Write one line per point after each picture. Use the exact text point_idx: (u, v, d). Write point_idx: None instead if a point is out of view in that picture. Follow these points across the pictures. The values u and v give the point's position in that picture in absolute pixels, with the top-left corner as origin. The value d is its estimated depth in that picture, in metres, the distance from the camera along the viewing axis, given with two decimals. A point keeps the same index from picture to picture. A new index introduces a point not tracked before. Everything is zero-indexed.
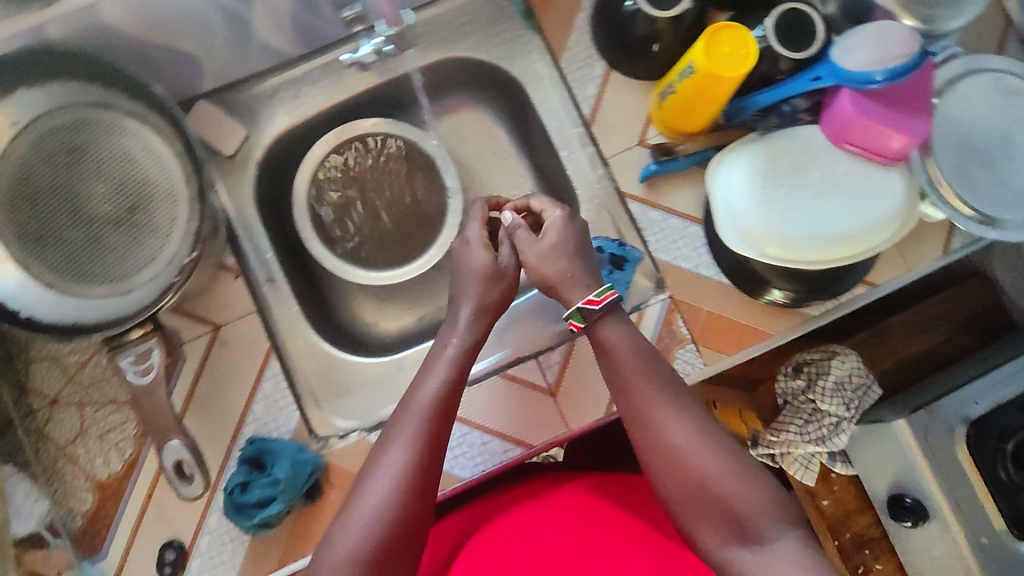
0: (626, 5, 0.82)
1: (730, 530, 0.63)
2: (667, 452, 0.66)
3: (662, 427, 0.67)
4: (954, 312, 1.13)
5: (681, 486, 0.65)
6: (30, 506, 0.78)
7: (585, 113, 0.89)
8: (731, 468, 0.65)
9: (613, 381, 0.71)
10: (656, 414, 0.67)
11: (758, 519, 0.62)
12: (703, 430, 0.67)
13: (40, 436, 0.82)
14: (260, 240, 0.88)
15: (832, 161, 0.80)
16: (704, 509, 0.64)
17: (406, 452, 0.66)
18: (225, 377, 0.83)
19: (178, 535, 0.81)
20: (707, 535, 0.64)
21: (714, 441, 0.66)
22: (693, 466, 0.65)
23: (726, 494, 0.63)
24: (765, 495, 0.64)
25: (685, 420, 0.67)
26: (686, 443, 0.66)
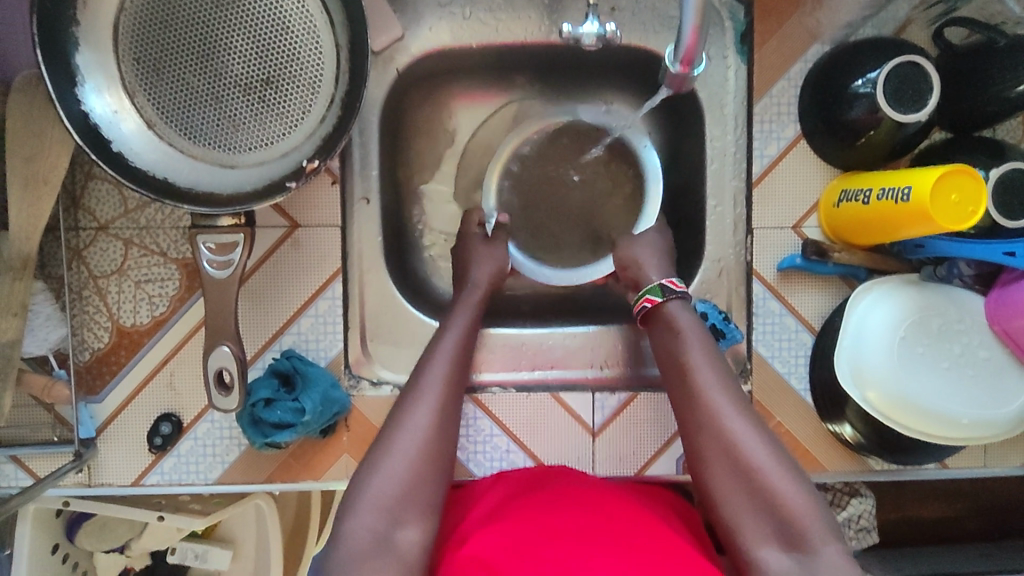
0: (858, 85, 0.73)
1: (772, 529, 0.58)
2: (714, 436, 0.63)
3: (719, 413, 0.63)
4: (977, 497, 1.11)
5: (726, 474, 0.61)
6: (47, 331, 0.72)
7: (754, 170, 0.82)
8: (782, 464, 0.60)
9: (671, 364, 0.69)
10: (711, 400, 0.64)
11: (807, 524, 0.57)
12: (761, 427, 0.63)
13: (76, 256, 0.76)
14: (371, 152, 0.80)
15: (980, 342, 0.74)
16: (749, 500, 0.59)
17: (439, 379, 0.68)
18: (284, 278, 0.77)
19: (179, 411, 0.77)
20: (747, 529, 0.59)
21: (768, 435, 0.62)
22: (744, 453, 0.61)
23: (773, 488, 0.59)
24: (816, 502, 0.59)
25: (738, 411, 0.63)
26: (741, 435, 0.62)
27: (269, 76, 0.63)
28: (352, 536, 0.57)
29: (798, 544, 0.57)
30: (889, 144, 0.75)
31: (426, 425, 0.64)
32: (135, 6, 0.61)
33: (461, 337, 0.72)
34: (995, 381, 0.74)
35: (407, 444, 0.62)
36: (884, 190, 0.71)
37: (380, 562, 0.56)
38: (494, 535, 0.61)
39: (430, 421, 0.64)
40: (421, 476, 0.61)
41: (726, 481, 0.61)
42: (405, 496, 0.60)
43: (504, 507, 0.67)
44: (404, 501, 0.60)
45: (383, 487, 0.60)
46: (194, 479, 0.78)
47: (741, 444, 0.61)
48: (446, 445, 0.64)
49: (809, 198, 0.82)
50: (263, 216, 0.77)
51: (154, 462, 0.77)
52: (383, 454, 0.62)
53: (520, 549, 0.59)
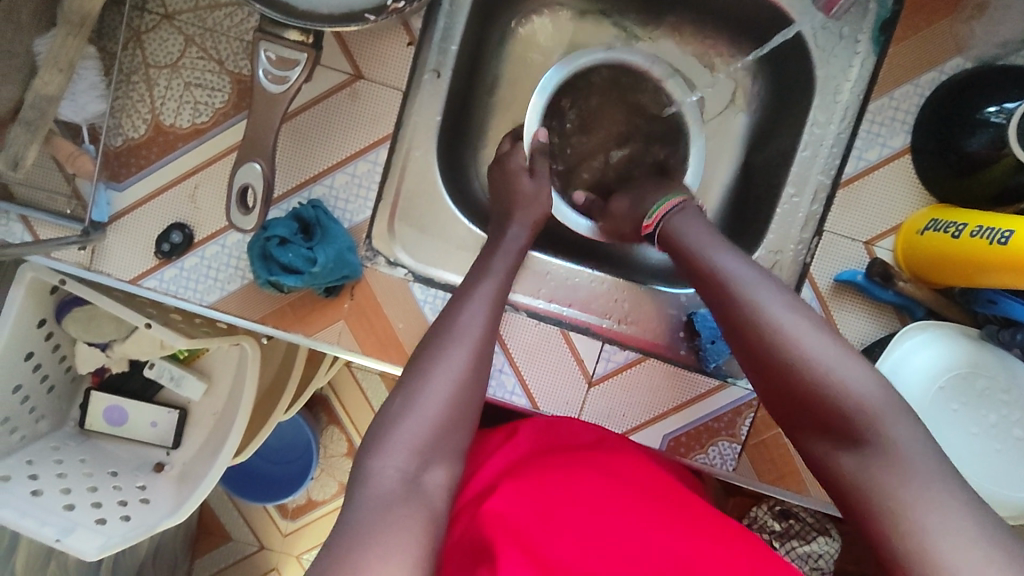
0: (992, 109, 0.66)
1: (826, 424, 0.53)
2: (742, 327, 0.58)
3: (752, 294, 0.58)
4: None
5: (768, 369, 0.56)
6: (86, 100, 0.71)
7: (846, 171, 0.76)
8: (830, 352, 0.54)
9: (695, 264, 0.63)
10: (745, 295, 0.58)
11: (866, 410, 0.51)
12: (800, 311, 0.57)
13: (134, 38, 0.73)
14: (457, 27, 0.76)
15: (1017, 420, 0.69)
16: (796, 399, 0.55)
17: (485, 305, 0.63)
18: (333, 127, 0.74)
19: (192, 225, 0.75)
20: (809, 431, 0.55)
21: (812, 321, 0.57)
22: (784, 349, 0.55)
23: (818, 381, 0.53)
24: (879, 385, 0.53)
25: (776, 302, 0.58)
26: (781, 327, 0.56)
27: None
28: (382, 476, 0.53)
29: (865, 436, 0.51)
30: (1002, 185, 0.68)
31: (460, 370, 0.58)
32: None
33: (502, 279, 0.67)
34: (1020, 463, 0.69)
35: (453, 365, 0.58)
36: (979, 228, 0.64)
37: (405, 506, 0.51)
38: (512, 503, 0.57)
39: (477, 341, 0.60)
40: (449, 424, 0.56)
41: (772, 377, 0.56)
42: (440, 443, 0.55)
43: (520, 472, 0.62)
44: (436, 447, 0.55)
45: (415, 429, 0.55)
46: (189, 296, 0.76)
47: (777, 334, 0.56)
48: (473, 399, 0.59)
49: (892, 218, 0.75)
50: (329, 56, 0.72)
51: (156, 267, 0.76)
52: (416, 389, 0.57)
53: (541, 521, 0.56)
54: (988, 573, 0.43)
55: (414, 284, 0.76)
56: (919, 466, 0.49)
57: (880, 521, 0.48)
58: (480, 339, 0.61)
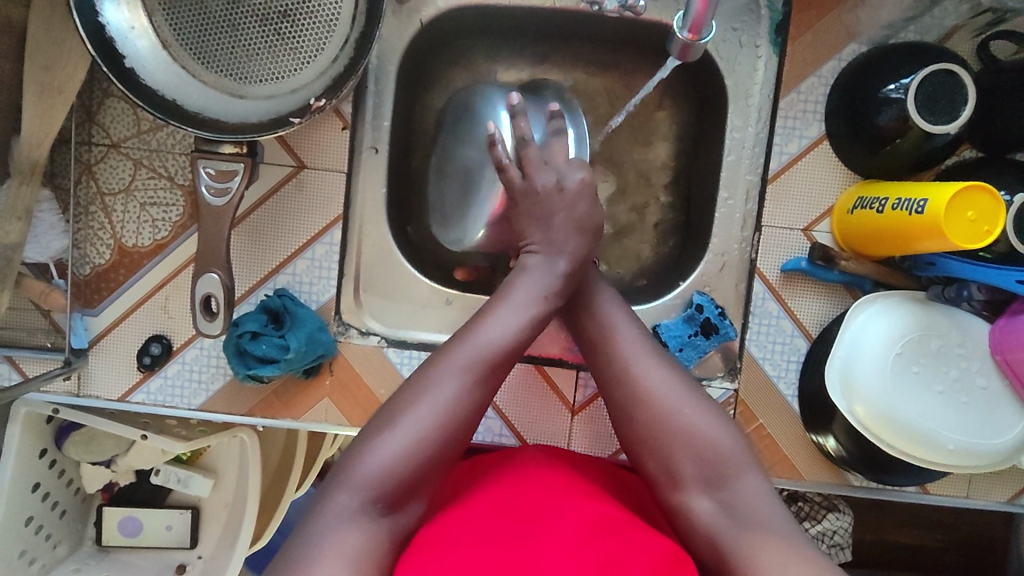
0: (889, 88, 0.70)
1: (695, 472, 0.57)
2: (631, 390, 0.61)
3: (630, 358, 0.63)
4: (957, 528, 1.09)
5: (644, 428, 0.60)
6: (48, 240, 0.75)
7: (771, 166, 0.80)
8: (701, 409, 0.60)
9: (587, 329, 0.67)
10: (631, 356, 0.63)
11: (730, 461, 0.57)
12: (673, 371, 0.62)
13: (86, 172, 0.77)
14: (385, 104, 0.79)
15: (978, 370, 0.72)
16: (669, 453, 0.59)
17: (464, 372, 0.59)
18: (285, 218, 0.77)
19: (169, 335, 0.78)
20: (673, 482, 0.58)
21: (684, 382, 0.62)
22: (663, 406, 0.60)
23: (691, 435, 0.58)
24: (735, 438, 0.59)
25: (655, 361, 0.63)
26: (658, 385, 0.61)
27: (287, 8, 0.63)
28: (338, 507, 0.53)
29: (725, 487, 0.56)
30: (914, 156, 0.72)
31: (446, 402, 0.57)
32: None
33: (502, 338, 0.61)
34: (988, 410, 0.72)
35: (422, 415, 0.57)
36: (899, 200, 0.68)
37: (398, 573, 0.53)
38: (456, 525, 0.57)
39: (449, 406, 0.57)
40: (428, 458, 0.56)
41: (648, 439, 0.60)
42: (397, 486, 0.55)
43: (479, 492, 0.61)
44: (394, 486, 0.55)
45: (373, 464, 0.55)
46: (178, 402, 0.79)
47: (659, 399, 0.60)
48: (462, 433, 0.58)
49: (823, 202, 0.79)
50: (270, 154, 0.77)
51: (141, 380, 0.79)
52: (396, 418, 0.57)
53: (488, 534, 0.55)
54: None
55: (388, 350, 0.79)
56: (773, 515, 0.54)
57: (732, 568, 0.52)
58: (476, 364, 0.59)
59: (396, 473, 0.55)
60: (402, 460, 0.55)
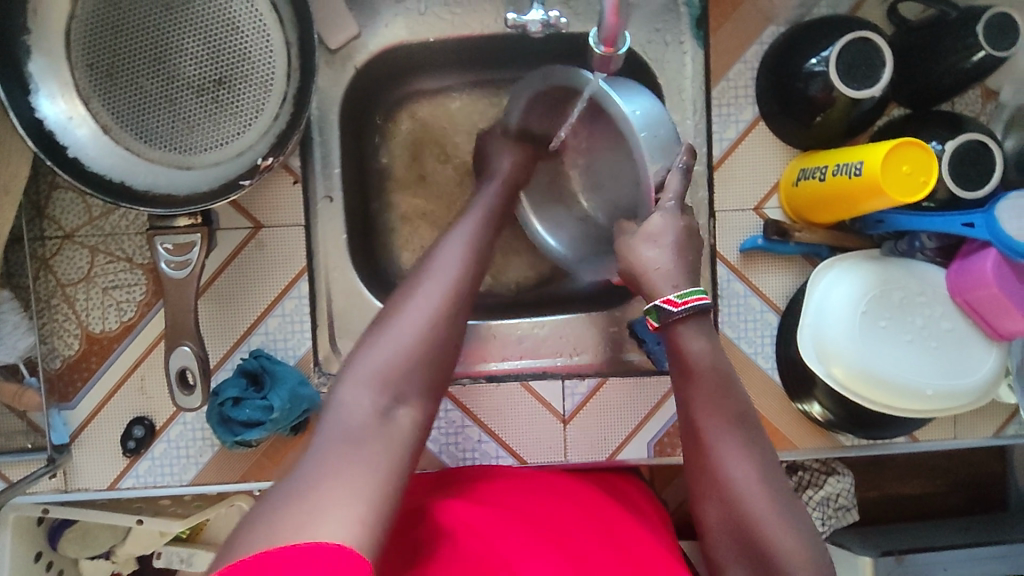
0: (812, 63, 0.72)
1: (754, 565, 0.54)
2: (714, 479, 0.58)
3: (716, 450, 0.58)
4: (954, 471, 1.12)
5: (723, 520, 0.56)
6: (15, 339, 0.73)
7: (714, 154, 0.82)
8: (781, 510, 0.55)
9: (678, 394, 0.62)
10: (716, 444, 0.58)
11: (794, 567, 0.52)
12: (761, 467, 0.57)
13: (43, 266, 0.76)
14: (333, 152, 0.80)
15: (940, 314, 0.75)
16: (741, 549, 0.55)
17: (390, 358, 0.54)
18: (250, 279, 0.78)
19: (151, 415, 0.78)
20: (736, 573, 0.55)
21: (772, 481, 0.57)
22: (743, 502, 0.55)
23: (765, 537, 0.54)
24: (811, 545, 0.53)
25: (745, 456, 0.58)
26: (741, 480, 0.56)
27: (222, 76, 0.64)
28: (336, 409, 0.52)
29: None
30: (846, 122, 0.75)
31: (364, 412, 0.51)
32: (86, 14, 0.62)
33: (426, 317, 0.57)
34: (957, 351, 0.75)
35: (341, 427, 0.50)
36: (838, 165, 0.71)
37: None
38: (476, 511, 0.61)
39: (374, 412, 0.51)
40: (413, 373, 0.54)
41: (723, 531, 0.56)
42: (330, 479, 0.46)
43: (486, 487, 0.67)
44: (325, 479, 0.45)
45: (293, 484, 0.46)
46: (169, 481, 0.78)
47: (737, 482, 0.56)
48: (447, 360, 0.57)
49: (770, 180, 0.82)
50: (226, 219, 0.77)
51: (128, 465, 0.78)
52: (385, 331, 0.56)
53: (499, 527, 0.59)
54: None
55: None
56: None
57: None
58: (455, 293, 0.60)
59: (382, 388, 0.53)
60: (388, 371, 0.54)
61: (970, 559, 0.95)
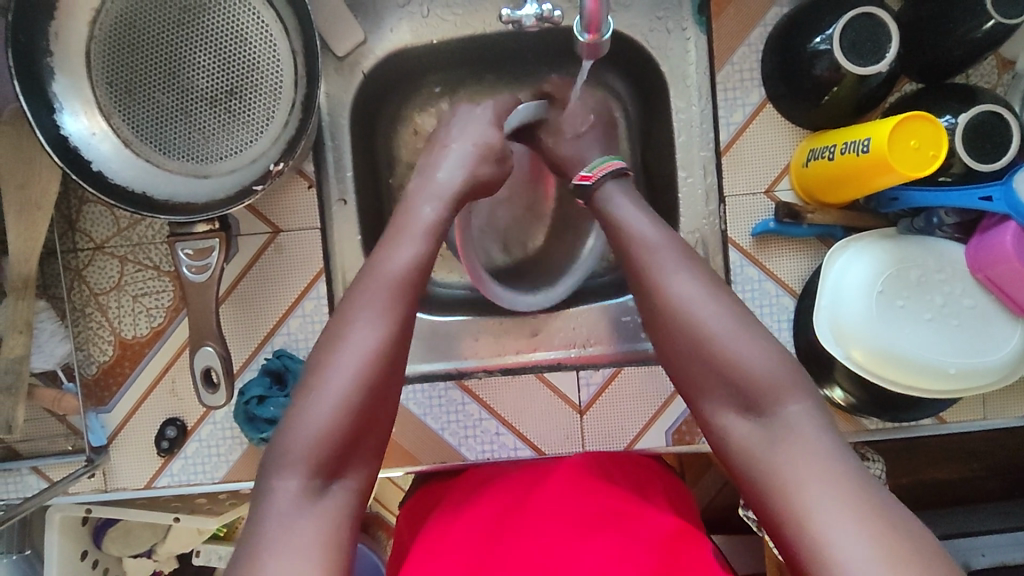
0: (816, 41, 0.72)
1: (735, 392, 0.56)
2: (665, 311, 0.60)
3: (662, 277, 0.61)
4: (993, 453, 1.08)
5: (684, 351, 0.59)
6: (53, 346, 0.77)
7: (721, 139, 0.82)
8: (735, 325, 0.58)
9: (623, 253, 0.65)
10: (657, 272, 0.61)
11: (760, 377, 0.55)
12: (711, 288, 0.60)
13: (77, 277, 0.80)
14: (345, 155, 0.82)
15: (961, 291, 0.73)
16: (706, 372, 0.57)
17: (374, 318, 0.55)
18: (271, 282, 0.80)
19: (182, 415, 0.81)
20: (710, 396, 0.57)
21: (726, 302, 0.59)
22: (698, 326, 0.58)
23: (726, 354, 0.56)
24: (773, 352, 0.56)
25: (689, 279, 0.60)
26: (693, 305, 0.59)
27: (232, 86, 0.67)
28: (280, 493, 0.51)
29: (764, 404, 0.55)
30: (855, 98, 0.73)
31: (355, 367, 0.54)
32: (103, 33, 0.66)
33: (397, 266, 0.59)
34: (981, 329, 0.73)
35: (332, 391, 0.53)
36: (846, 144, 0.70)
37: None
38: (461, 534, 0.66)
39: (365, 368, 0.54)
40: (356, 424, 0.53)
41: (687, 359, 0.58)
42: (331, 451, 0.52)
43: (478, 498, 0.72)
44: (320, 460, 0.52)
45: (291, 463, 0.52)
46: (202, 478, 0.81)
47: (698, 318, 0.58)
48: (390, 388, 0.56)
49: (780, 162, 0.81)
50: (246, 225, 0.80)
51: (163, 465, 0.81)
52: (313, 384, 0.54)
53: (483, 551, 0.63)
54: (858, 538, 0.46)
55: None
56: (814, 436, 0.52)
57: (768, 494, 0.52)
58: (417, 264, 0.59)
59: (324, 445, 0.52)
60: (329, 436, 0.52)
61: (1009, 543, 0.92)
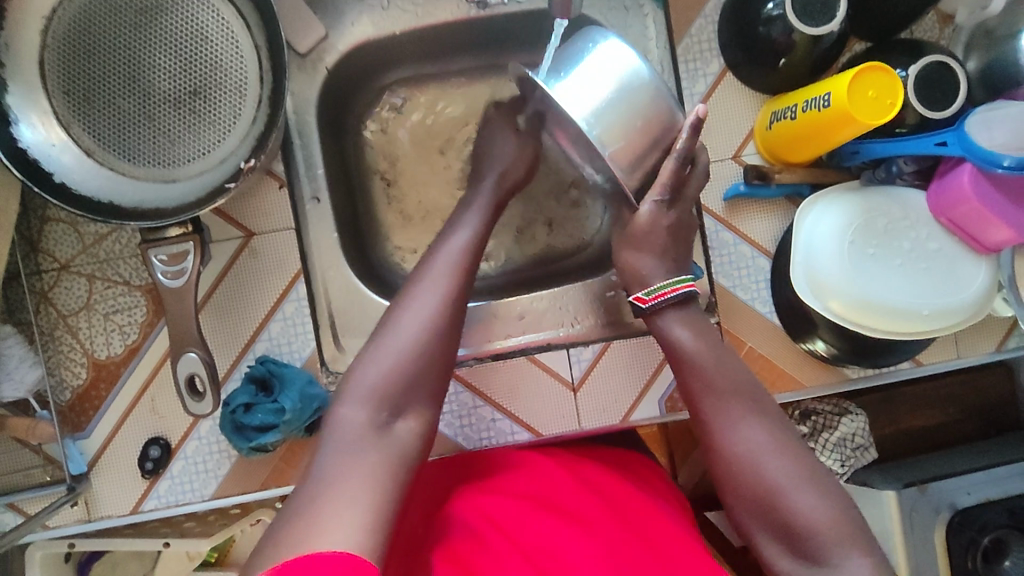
0: (769, 7, 0.74)
1: (795, 544, 0.55)
2: (734, 452, 0.59)
3: (728, 423, 0.60)
4: (966, 396, 1.13)
5: (746, 493, 0.58)
6: (22, 373, 0.74)
7: (686, 109, 0.84)
8: (800, 473, 0.57)
9: (679, 381, 0.64)
10: (721, 412, 0.60)
11: (827, 537, 0.54)
12: (773, 430, 0.59)
13: (43, 299, 0.77)
14: (315, 153, 0.81)
15: (926, 235, 0.76)
16: (762, 513, 0.57)
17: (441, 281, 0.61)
18: (248, 287, 0.78)
19: (166, 434, 0.78)
20: (765, 535, 0.57)
21: (790, 449, 0.58)
22: (763, 471, 0.57)
23: (791, 504, 0.55)
24: (836, 507, 0.55)
25: (750, 419, 0.60)
26: (759, 449, 0.58)
27: (196, 86, 0.66)
28: (347, 426, 0.52)
29: (821, 553, 0.54)
30: (811, 59, 0.76)
31: (427, 311, 0.58)
32: (56, 41, 0.63)
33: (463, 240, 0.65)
34: (948, 269, 0.76)
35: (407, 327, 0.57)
36: (807, 101, 0.72)
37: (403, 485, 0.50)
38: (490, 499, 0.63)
39: (434, 316, 0.58)
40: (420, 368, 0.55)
41: (753, 502, 0.57)
42: (407, 390, 0.55)
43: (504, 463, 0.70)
44: (400, 394, 0.54)
45: (371, 376, 0.54)
46: (191, 497, 0.78)
47: (761, 463, 0.57)
48: (449, 348, 0.58)
49: (744, 127, 0.83)
50: (217, 231, 0.78)
51: (150, 487, 0.78)
52: (378, 339, 0.57)
53: (523, 514, 0.61)
54: None
55: None
56: None
57: None
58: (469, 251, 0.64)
59: (391, 380, 0.54)
60: (394, 383, 0.54)
61: (989, 480, 0.96)
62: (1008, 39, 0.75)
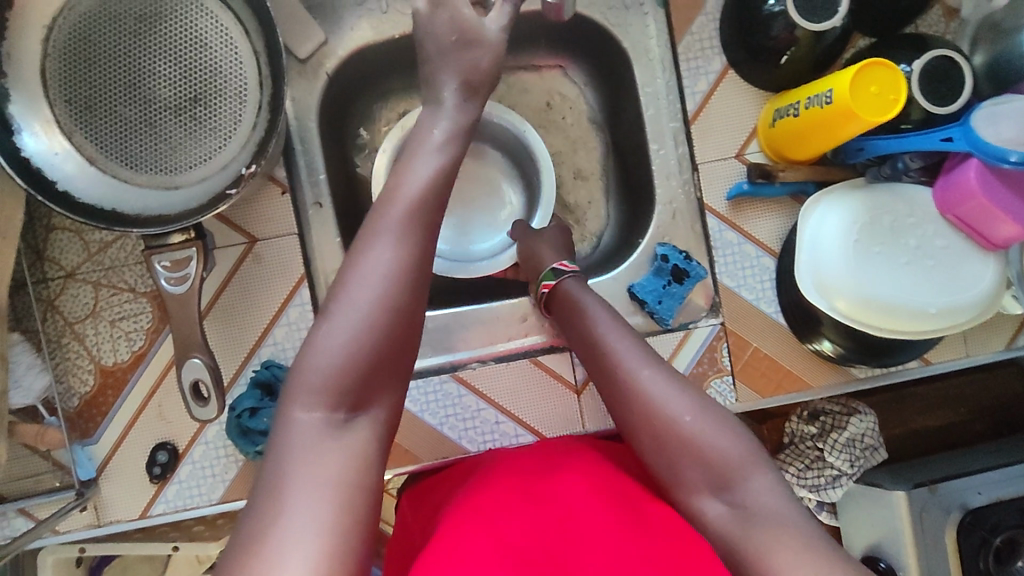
0: (770, 3, 0.73)
1: (708, 480, 0.56)
2: (629, 391, 0.61)
3: (626, 368, 0.62)
4: (978, 396, 1.11)
5: (652, 434, 0.59)
6: (30, 380, 0.75)
7: (689, 108, 0.83)
8: (703, 411, 0.58)
9: (581, 342, 0.69)
10: (620, 358, 0.63)
11: (735, 467, 0.55)
12: (667, 372, 0.61)
13: (50, 307, 0.78)
14: (317, 159, 0.81)
15: (933, 232, 0.75)
16: (676, 455, 0.58)
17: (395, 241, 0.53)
18: (252, 293, 0.78)
19: (173, 439, 0.79)
20: (684, 480, 0.57)
21: (688, 389, 0.60)
22: (663, 409, 0.59)
23: (695, 438, 0.57)
24: (740, 439, 0.57)
25: (651, 367, 0.62)
26: (658, 392, 0.60)
27: (197, 93, 0.66)
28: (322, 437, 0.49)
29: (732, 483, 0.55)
30: (813, 55, 0.75)
31: (385, 272, 0.52)
32: (57, 50, 0.64)
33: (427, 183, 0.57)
34: (954, 266, 0.75)
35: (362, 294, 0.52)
36: (810, 98, 0.71)
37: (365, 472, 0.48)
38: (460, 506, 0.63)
39: (391, 276, 0.52)
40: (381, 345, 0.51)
41: (660, 443, 0.59)
42: (362, 372, 0.51)
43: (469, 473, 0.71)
44: (360, 377, 0.51)
45: (330, 357, 0.50)
46: (199, 501, 0.79)
47: (661, 402, 0.59)
48: (414, 315, 0.54)
49: (747, 125, 0.83)
50: (222, 237, 0.78)
51: (157, 491, 0.78)
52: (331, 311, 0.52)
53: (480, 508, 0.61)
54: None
55: None
56: (785, 512, 0.52)
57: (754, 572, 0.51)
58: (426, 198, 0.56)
59: (353, 363, 0.51)
60: (355, 355, 0.51)
61: (1002, 479, 0.94)
62: (1014, 32, 0.74)
